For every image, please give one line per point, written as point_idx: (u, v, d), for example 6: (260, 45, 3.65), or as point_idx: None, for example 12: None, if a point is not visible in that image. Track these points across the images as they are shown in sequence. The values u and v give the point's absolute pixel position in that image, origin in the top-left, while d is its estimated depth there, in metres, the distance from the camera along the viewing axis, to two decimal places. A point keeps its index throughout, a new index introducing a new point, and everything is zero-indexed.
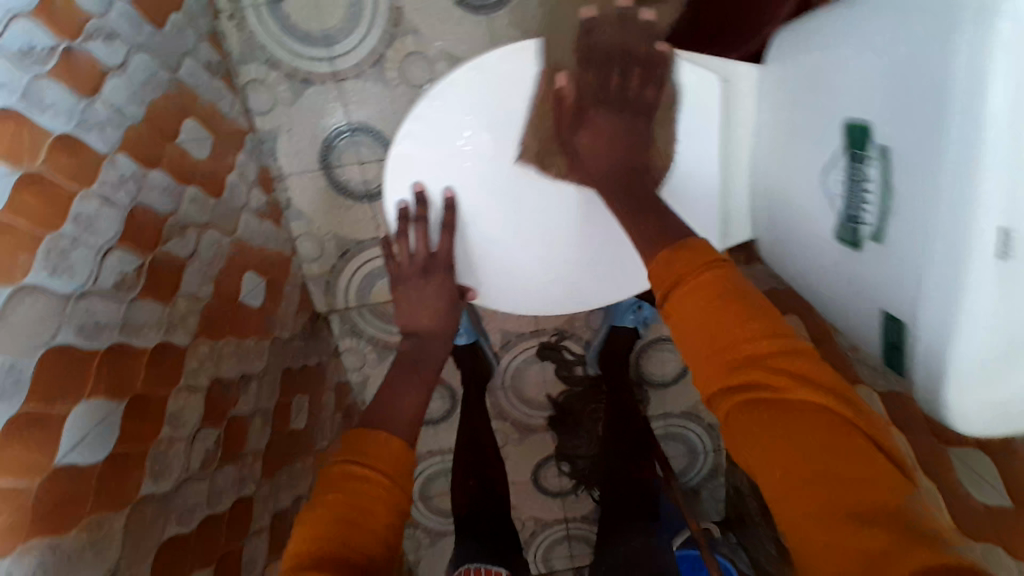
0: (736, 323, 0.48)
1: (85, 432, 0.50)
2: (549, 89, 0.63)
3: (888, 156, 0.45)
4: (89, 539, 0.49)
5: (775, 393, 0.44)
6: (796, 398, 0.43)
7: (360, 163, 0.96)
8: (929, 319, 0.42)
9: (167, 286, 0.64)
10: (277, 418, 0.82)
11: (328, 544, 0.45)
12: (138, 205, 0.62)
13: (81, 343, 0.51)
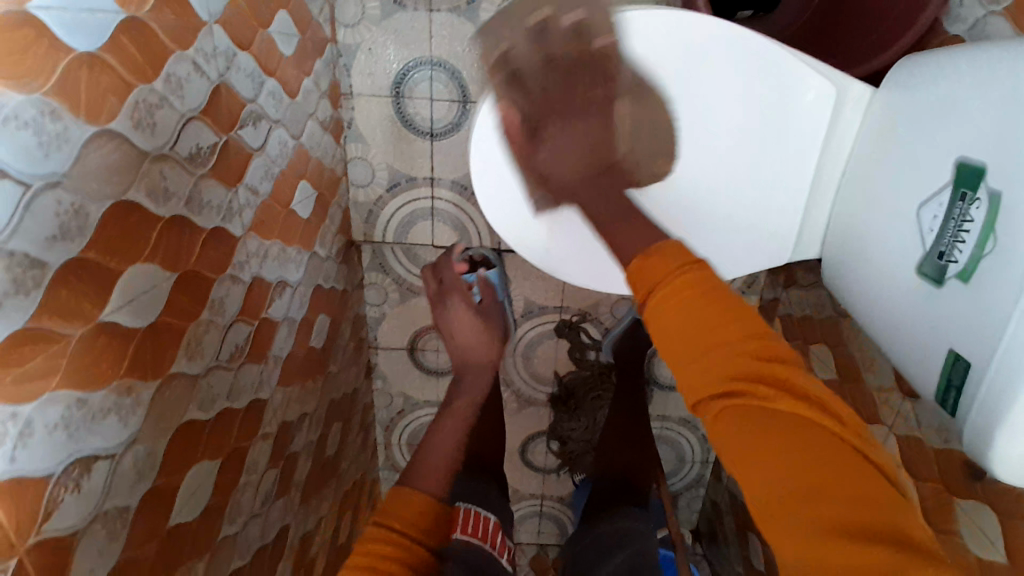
0: (730, 319, 0.41)
1: (134, 295, 0.48)
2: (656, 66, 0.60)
3: (999, 201, 0.43)
4: (120, 403, 0.47)
5: (769, 370, 0.38)
6: (777, 366, 0.38)
7: (431, 100, 0.94)
8: (997, 368, 0.41)
9: (233, 172, 0.63)
10: (300, 332, 0.82)
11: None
12: (223, 83, 0.61)
13: (150, 207, 0.50)
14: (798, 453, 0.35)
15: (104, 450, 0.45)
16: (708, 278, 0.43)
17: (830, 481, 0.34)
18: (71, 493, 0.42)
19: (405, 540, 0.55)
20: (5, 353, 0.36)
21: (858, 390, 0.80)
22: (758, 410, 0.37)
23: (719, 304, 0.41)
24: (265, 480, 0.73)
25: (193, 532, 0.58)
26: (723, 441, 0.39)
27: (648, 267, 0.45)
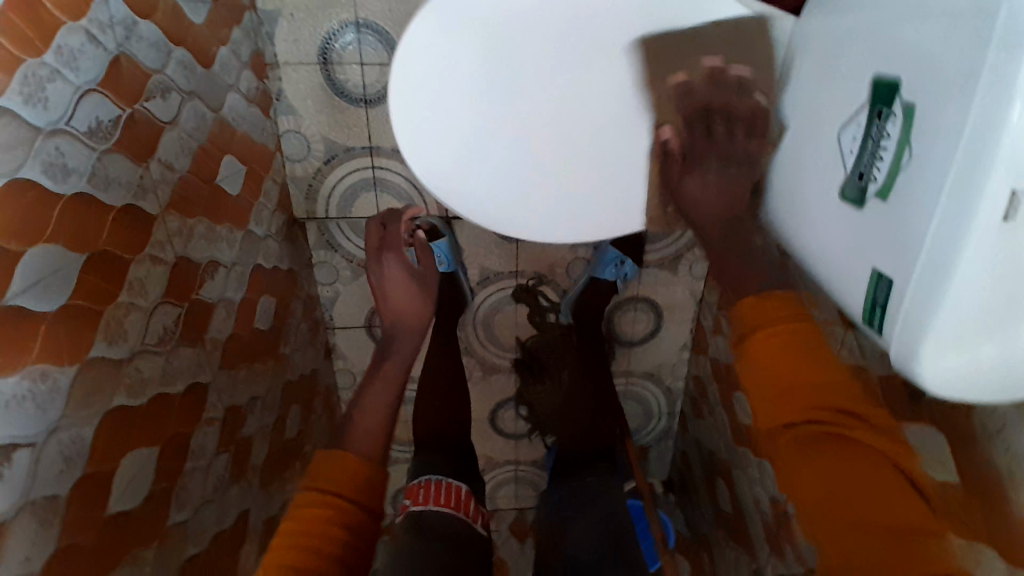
0: (815, 376, 0.52)
1: (42, 276, 0.46)
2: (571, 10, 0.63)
3: (912, 113, 0.43)
4: (30, 392, 0.45)
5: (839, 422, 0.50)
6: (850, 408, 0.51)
7: (361, 64, 0.90)
8: (916, 280, 0.42)
9: (143, 146, 0.59)
10: (242, 313, 0.79)
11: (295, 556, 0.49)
12: (121, 52, 0.57)
13: (50, 187, 0.47)
14: (888, 506, 0.47)
15: (22, 439, 0.44)
16: (804, 334, 0.54)
17: (860, 492, 0.48)
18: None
19: (338, 502, 0.53)
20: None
21: None
22: (839, 455, 0.49)
23: (807, 349, 0.53)
24: (217, 464, 0.72)
25: (136, 521, 0.57)
26: (796, 460, 0.51)
27: (755, 313, 0.57)
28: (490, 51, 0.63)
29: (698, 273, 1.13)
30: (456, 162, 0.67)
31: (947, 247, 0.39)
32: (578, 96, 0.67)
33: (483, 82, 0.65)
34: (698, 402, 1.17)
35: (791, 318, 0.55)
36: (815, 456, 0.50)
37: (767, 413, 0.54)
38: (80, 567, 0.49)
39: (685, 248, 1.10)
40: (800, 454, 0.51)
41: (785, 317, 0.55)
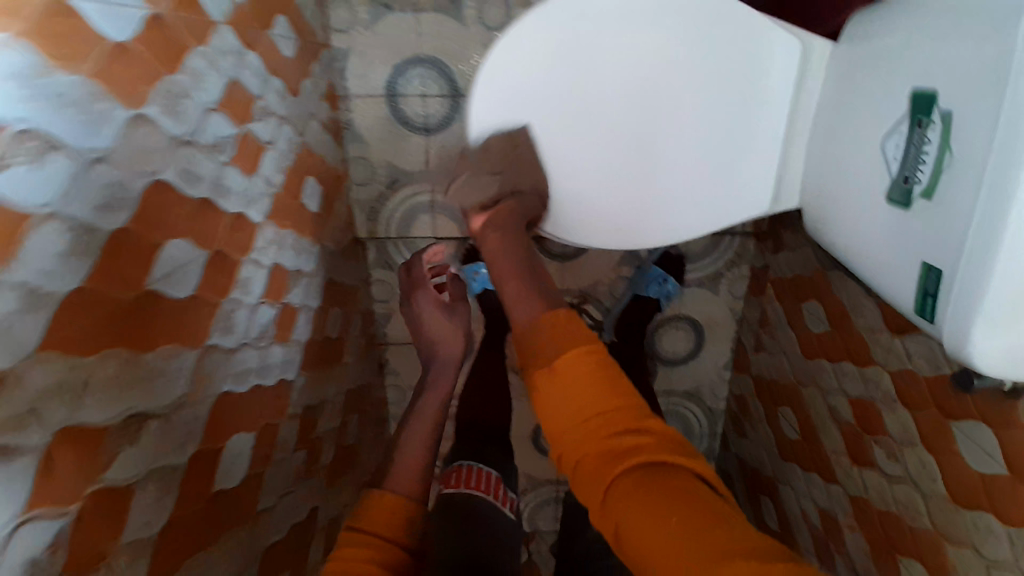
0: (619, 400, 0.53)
1: (175, 267, 0.53)
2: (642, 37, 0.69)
3: (950, 120, 0.48)
4: (167, 365, 0.51)
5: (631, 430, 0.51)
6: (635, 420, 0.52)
7: (423, 96, 1.00)
8: (965, 266, 0.46)
9: (249, 161, 0.67)
10: (317, 320, 0.86)
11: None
12: (236, 79, 0.66)
13: (183, 187, 0.55)
14: (696, 526, 0.43)
15: (155, 408, 0.49)
16: (620, 392, 0.54)
17: (671, 483, 0.47)
18: (129, 445, 0.47)
19: (378, 542, 0.60)
20: (65, 306, 0.40)
21: (853, 336, 0.84)
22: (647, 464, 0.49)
23: (619, 393, 0.54)
24: (295, 459, 0.77)
25: (235, 498, 0.62)
26: (621, 506, 0.47)
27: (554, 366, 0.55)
28: (562, 68, 0.69)
29: (738, 292, 1.17)
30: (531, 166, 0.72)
31: (991, 232, 0.43)
32: (658, 108, 0.70)
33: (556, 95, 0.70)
34: (741, 420, 1.19)
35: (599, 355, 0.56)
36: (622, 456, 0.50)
37: (576, 461, 0.52)
38: (192, 532, 0.54)
39: (725, 268, 1.16)
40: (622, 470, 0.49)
41: (577, 328, 0.58)
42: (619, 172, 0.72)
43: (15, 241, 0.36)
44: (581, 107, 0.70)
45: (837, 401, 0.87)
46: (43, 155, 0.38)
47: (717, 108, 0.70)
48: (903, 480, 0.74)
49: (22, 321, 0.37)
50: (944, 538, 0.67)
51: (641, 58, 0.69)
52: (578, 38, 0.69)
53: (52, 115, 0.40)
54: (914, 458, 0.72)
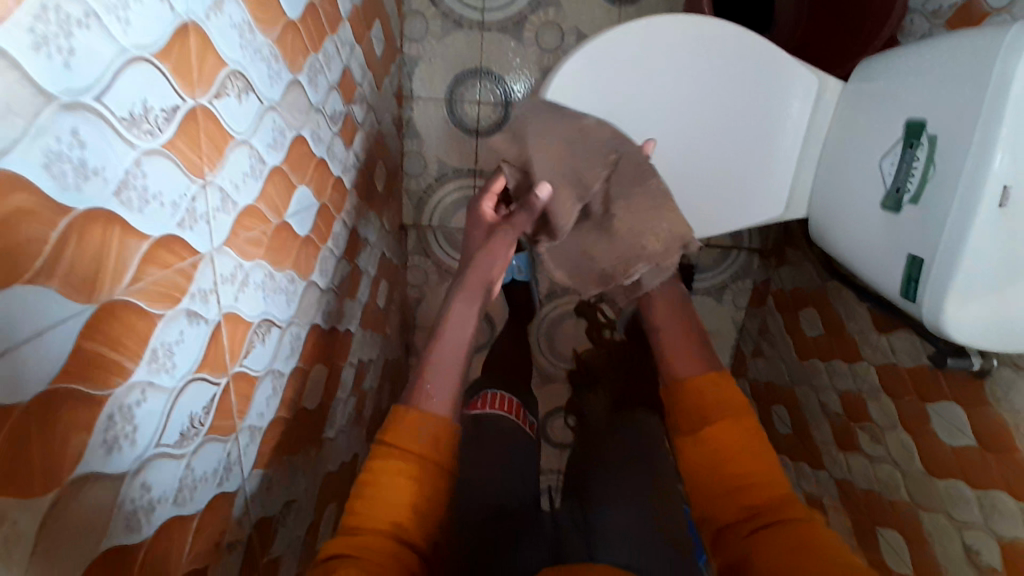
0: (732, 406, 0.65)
1: (302, 209, 0.63)
2: (689, 55, 0.78)
3: (936, 142, 0.61)
4: (289, 289, 0.62)
5: (769, 480, 0.60)
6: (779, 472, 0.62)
7: (479, 103, 1.12)
8: (940, 254, 0.59)
9: (348, 135, 0.78)
10: (373, 287, 0.96)
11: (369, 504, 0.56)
12: (347, 66, 0.77)
13: (311, 146, 0.66)
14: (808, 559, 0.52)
15: (279, 319, 0.59)
16: (752, 441, 0.63)
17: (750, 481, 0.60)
18: (261, 343, 0.56)
19: (412, 455, 0.58)
20: (241, 216, 0.51)
21: (847, 338, 0.95)
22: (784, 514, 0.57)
23: (752, 440, 0.63)
24: (349, 404, 0.86)
25: (310, 420, 0.71)
26: (759, 548, 0.55)
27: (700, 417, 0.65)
28: (615, 74, 0.78)
29: (740, 304, 1.29)
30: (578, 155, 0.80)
31: (961, 226, 0.57)
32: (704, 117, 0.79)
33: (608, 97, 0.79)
34: None
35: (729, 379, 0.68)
36: (721, 462, 0.62)
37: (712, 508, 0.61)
38: (283, 436, 0.64)
39: (729, 281, 1.28)
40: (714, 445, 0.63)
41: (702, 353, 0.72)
42: (684, 173, 0.81)
43: (227, 148, 0.48)
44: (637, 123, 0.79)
45: (829, 397, 0.98)
46: (245, 93, 0.50)
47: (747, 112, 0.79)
48: (885, 461, 0.85)
49: (220, 215, 0.48)
50: (921, 508, 0.77)
51: (676, 73, 0.78)
52: (617, 62, 0.78)
53: (251, 65, 0.51)
54: (896, 440, 0.83)
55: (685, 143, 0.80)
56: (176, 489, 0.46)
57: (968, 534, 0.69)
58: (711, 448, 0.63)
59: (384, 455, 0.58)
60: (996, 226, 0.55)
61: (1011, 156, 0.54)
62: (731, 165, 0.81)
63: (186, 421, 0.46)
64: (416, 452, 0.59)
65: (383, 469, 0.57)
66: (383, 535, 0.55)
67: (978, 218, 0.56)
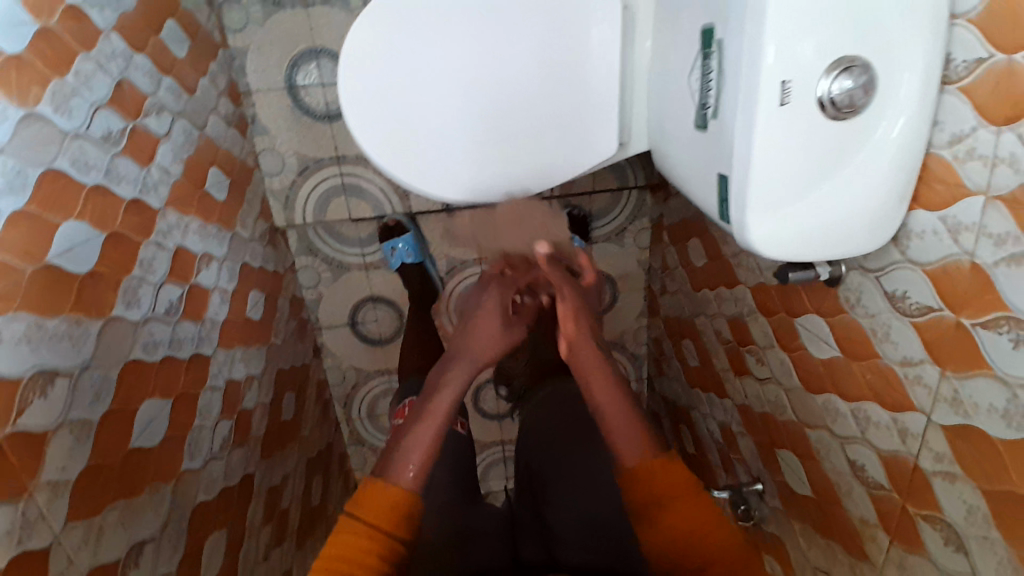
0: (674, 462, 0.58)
1: (73, 245, 0.59)
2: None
3: (723, 47, 0.57)
4: (74, 333, 0.58)
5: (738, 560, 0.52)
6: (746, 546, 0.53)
7: (322, 85, 1.06)
8: (737, 165, 0.55)
9: (144, 153, 0.73)
10: (234, 301, 0.91)
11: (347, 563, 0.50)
12: (124, 79, 0.71)
13: (77, 176, 0.60)
14: None
15: (66, 368, 0.56)
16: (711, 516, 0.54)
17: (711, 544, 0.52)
18: (40, 397, 0.53)
19: (379, 535, 0.52)
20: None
21: (725, 262, 0.92)
22: None
23: (709, 514, 0.54)
24: (221, 429, 0.82)
25: (155, 456, 0.68)
26: None
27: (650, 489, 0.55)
28: (404, 37, 0.71)
29: (643, 243, 1.27)
30: (387, 132, 0.74)
31: (749, 130, 0.52)
32: (490, 56, 0.73)
33: (404, 63, 0.72)
34: (659, 360, 1.29)
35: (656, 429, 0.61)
36: (690, 545, 0.53)
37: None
38: (111, 482, 0.61)
39: (627, 222, 1.25)
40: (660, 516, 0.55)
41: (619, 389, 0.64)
42: (524, 112, 0.76)
43: None
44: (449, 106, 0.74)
45: (720, 324, 0.96)
46: None
47: (522, 35, 0.73)
48: (771, 381, 0.83)
49: None
50: (806, 426, 0.76)
51: (429, 37, 0.71)
52: (373, 67, 0.72)
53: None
54: (775, 358, 0.81)
55: (498, 98, 0.74)
56: None
57: (850, 450, 0.68)
58: (677, 533, 0.53)
59: (351, 528, 0.53)
60: (779, 133, 0.51)
61: (785, 43, 0.49)
62: (552, 110, 0.76)
63: None
64: (385, 526, 0.53)
65: (348, 528, 0.53)
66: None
67: (761, 124, 0.51)
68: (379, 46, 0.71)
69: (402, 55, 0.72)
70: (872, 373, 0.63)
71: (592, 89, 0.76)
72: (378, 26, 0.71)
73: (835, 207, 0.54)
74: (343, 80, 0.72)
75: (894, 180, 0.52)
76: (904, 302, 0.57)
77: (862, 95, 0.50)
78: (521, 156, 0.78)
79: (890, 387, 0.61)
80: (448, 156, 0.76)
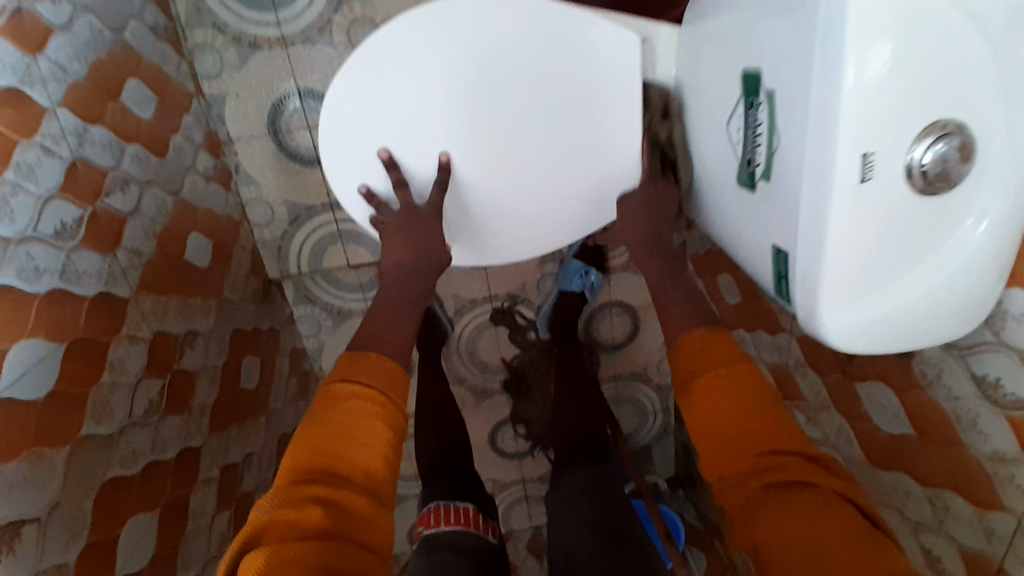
0: (761, 424, 0.50)
1: (25, 370, 0.52)
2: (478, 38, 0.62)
3: (774, 98, 0.49)
4: (32, 472, 0.51)
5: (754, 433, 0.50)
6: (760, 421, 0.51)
7: (309, 128, 0.97)
8: (803, 237, 0.46)
9: (107, 238, 0.65)
10: (226, 377, 0.83)
11: (331, 463, 0.48)
12: (78, 158, 0.63)
13: (24, 288, 0.53)
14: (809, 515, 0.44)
15: (30, 515, 0.49)
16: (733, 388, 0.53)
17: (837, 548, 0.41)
18: (5, 557, 0.47)
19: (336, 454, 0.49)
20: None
21: (762, 304, 0.84)
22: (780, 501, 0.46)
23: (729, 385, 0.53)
24: (217, 524, 0.75)
25: None
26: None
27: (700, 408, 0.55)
28: (397, 84, 0.63)
29: None
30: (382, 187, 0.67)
31: (820, 197, 0.43)
32: (496, 102, 0.64)
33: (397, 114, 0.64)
34: None
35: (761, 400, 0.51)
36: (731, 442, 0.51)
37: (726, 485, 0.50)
38: None
39: None
40: (757, 492, 0.47)
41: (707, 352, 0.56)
42: (545, 157, 0.67)
43: None
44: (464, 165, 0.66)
45: (760, 370, 0.88)
46: None
47: (526, 75, 0.63)
48: (825, 445, 0.76)
49: None
50: (870, 502, 0.69)
51: (421, 96, 0.63)
52: (368, 137, 0.64)
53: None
54: (829, 421, 0.74)
55: (504, 147, 0.66)
56: None
57: (924, 536, 0.61)
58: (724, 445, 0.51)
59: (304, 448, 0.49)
60: (858, 213, 0.42)
61: (868, 91, 0.39)
62: (567, 156, 0.67)
63: None
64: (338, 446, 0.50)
65: (316, 437, 0.49)
66: (357, 492, 0.48)
67: (838, 202, 0.42)
68: (370, 114, 0.63)
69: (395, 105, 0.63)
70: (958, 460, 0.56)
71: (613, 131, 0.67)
72: (363, 92, 0.63)
73: (919, 294, 0.45)
74: (332, 133, 0.64)
75: (984, 263, 0.44)
76: (996, 389, 0.52)
77: (960, 165, 0.41)
78: (533, 207, 0.69)
79: (975, 481, 0.55)
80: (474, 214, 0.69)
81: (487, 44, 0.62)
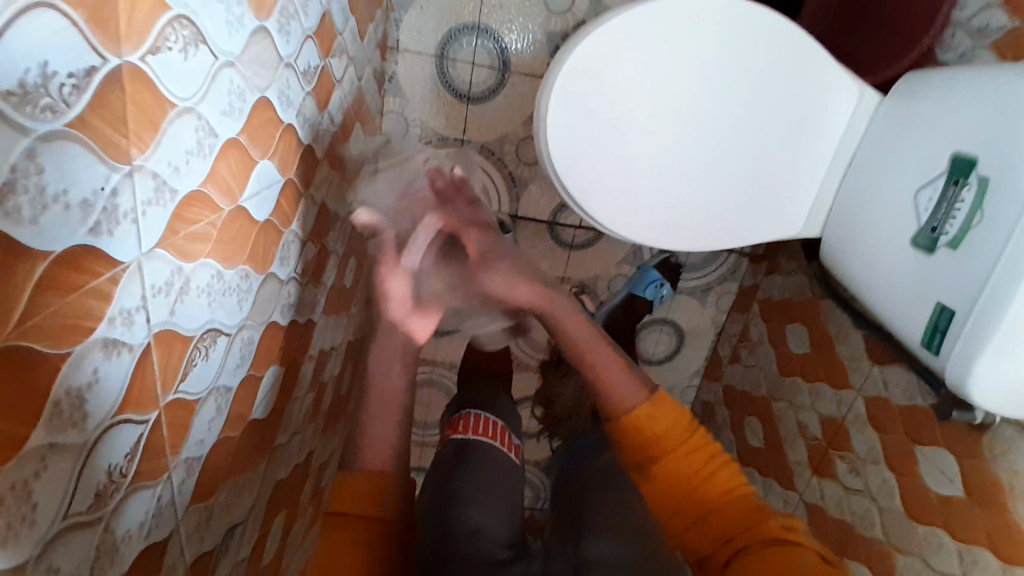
0: (664, 394, 0.60)
1: (260, 188, 0.51)
2: (725, 59, 0.73)
3: (987, 185, 0.57)
4: (240, 284, 0.50)
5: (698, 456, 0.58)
6: (688, 449, 0.58)
7: (472, 65, 1.00)
8: (984, 301, 0.54)
9: (324, 95, 0.66)
10: (340, 265, 0.85)
11: None
12: (328, 10, 0.64)
13: (278, 109, 0.53)
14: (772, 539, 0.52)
15: (227, 326, 0.49)
16: (675, 420, 0.59)
17: (784, 558, 0.50)
18: (201, 360, 0.46)
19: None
20: (178, 214, 0.39)
21: (835, 359, 0.94)
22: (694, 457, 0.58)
23: (676, 414, 0.59)
24: (306, 400, 0.77)
25: (261, 430, 0.61)
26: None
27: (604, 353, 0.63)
28: (648, 59, 0.73)
29: (722, 306, 1.27)
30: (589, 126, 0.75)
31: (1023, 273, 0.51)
32: (707, 109, 0.75)
33: (631, 79, 0.74)
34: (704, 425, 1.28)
35: (689, 427, 0.60)
36: (654, 430, 0.58)
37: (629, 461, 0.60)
38: (229, 458, 0.54)
39: (716, 281, 1.26)
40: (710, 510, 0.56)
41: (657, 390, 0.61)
42: (728, 155, 0.77)
43: (162, 121, 0.36)
44: (661, 153, 0.77)
45: (809, 418, 0.97)
46: (192, 48, 0.37)
47: (744, 100, 0.74)
48: (861, 494, 0.83)
49: (151, 212, 0.36)
50: (894, 548, 0.76)
51: (643, 77, 0.73)
52: (600, 88, 0.74)
53: (202, 8, 0.38)
54: (877, 475, 0.81)
55: (682, 144, 0.76)
56: (90, 563, 0.36)
57: None
58: (633, 422, 0.59)
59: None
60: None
61: None
62: (726, 177, 0.78)
63: (104, 476, 0.36)
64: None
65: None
66: None
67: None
68: (601, 69, 0.73)
69: (636, 77, 0.74)
70: (999, 525, 0.63)
71: (779, 176, 0.78)
72: (595, 58, 0.73)
73: None
74: (578, 57, 0.73)
75: None
76: None
77: None
78: (679, 209, 0.79)
79: (1015, 543, 0.61)
80: (648, 204, 0.79)
81: (731, 59, 0.73)
